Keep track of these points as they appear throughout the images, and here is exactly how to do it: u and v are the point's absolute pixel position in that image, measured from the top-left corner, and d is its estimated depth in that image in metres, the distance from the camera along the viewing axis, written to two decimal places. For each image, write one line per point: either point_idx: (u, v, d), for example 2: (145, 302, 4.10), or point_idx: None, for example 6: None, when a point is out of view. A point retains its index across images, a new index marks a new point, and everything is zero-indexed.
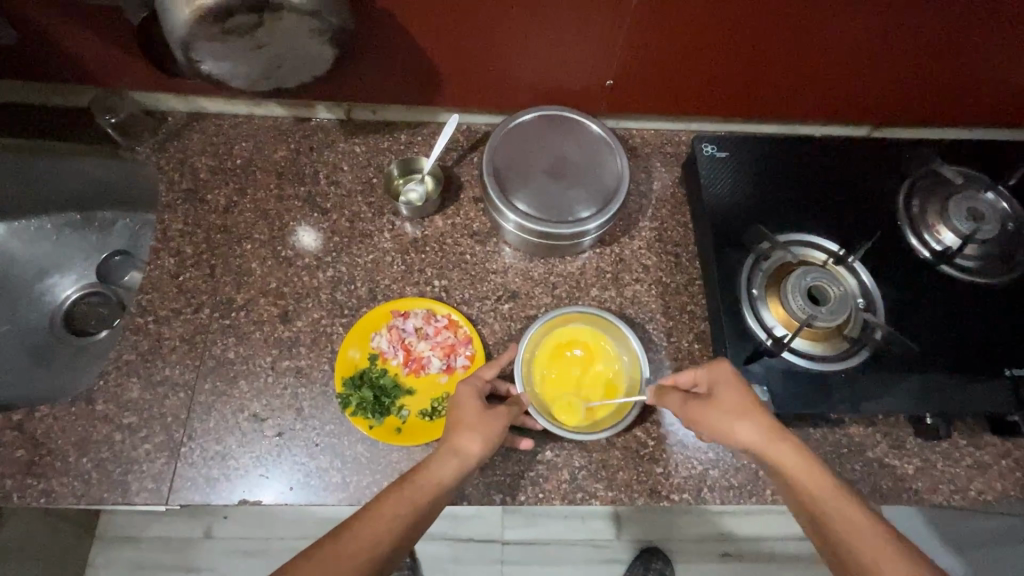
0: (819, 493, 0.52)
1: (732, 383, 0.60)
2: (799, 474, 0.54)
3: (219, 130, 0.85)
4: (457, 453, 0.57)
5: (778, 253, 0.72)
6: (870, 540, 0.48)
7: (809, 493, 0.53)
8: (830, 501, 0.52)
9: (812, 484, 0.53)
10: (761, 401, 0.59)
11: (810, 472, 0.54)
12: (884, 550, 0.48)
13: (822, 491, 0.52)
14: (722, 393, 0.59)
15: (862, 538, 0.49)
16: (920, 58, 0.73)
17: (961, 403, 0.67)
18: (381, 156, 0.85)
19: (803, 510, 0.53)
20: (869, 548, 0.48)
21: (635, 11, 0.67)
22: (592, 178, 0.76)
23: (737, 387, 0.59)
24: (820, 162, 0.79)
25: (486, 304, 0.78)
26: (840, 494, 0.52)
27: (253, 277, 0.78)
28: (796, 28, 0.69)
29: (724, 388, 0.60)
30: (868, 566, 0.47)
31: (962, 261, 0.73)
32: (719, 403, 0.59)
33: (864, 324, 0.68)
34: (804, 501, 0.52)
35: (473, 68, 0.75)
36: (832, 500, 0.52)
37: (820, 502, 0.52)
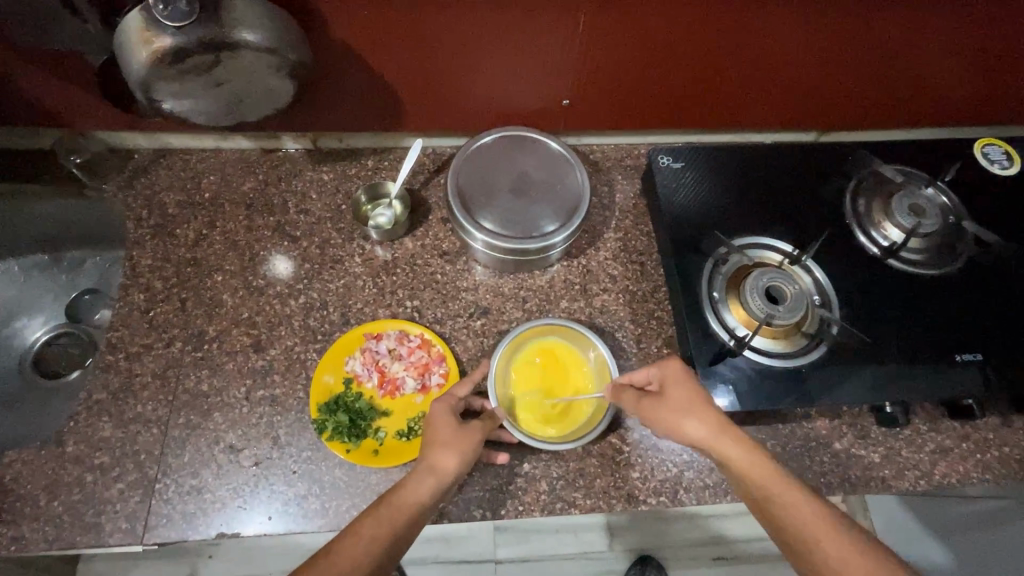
0: (767, 482, 0.54)
1: (683, 381, 0.62)
2: (747, 466, 0.55)
3: (186, 165, 0.86)
4: (432, 471, 0.57)
5: (735, 257, 0.75)
6: (808, 520, 0.52)
7: (758, 483, 0.55)
8: (778, 490, 0.54)
9: (761, 475, 0.55)
10: (710, 397, 0.61)
11: (758, 462, 0.56)
12: (825, 531, 0.51)
13: (770, 480, 0.55)
14: (674, 391, 0.61)
15: (807, 521, 0.52)
16: (854, 67, 0.77)
17: (918, 390, 0.70)
18: (349, 183, 0.87)
19: (750, 497, 0.55)
20: (810, 525, 0.52)
21: (584, 36, 0.70)
22: (554, 194, 0.78)
23: (688, 384, 0.62)
24: (771, 168, 0.82)
25: (458, 322, 0.79)
26: (787, 482, 0.54)
27: (225, 308, 0.78)
28: (736, 46, 0.73)
29: (675, 387, 0.62)
30: (809, 544, 0.51)
31: (908, 255, 0.77)
32: (671, 401, 0.61)
33: (820, 320, 0.71)
34: (752, 491, 0.55)
35: (433, 93, 0.78)
36: (781, 488, 0.54)
37: (768, 492, 0.54)
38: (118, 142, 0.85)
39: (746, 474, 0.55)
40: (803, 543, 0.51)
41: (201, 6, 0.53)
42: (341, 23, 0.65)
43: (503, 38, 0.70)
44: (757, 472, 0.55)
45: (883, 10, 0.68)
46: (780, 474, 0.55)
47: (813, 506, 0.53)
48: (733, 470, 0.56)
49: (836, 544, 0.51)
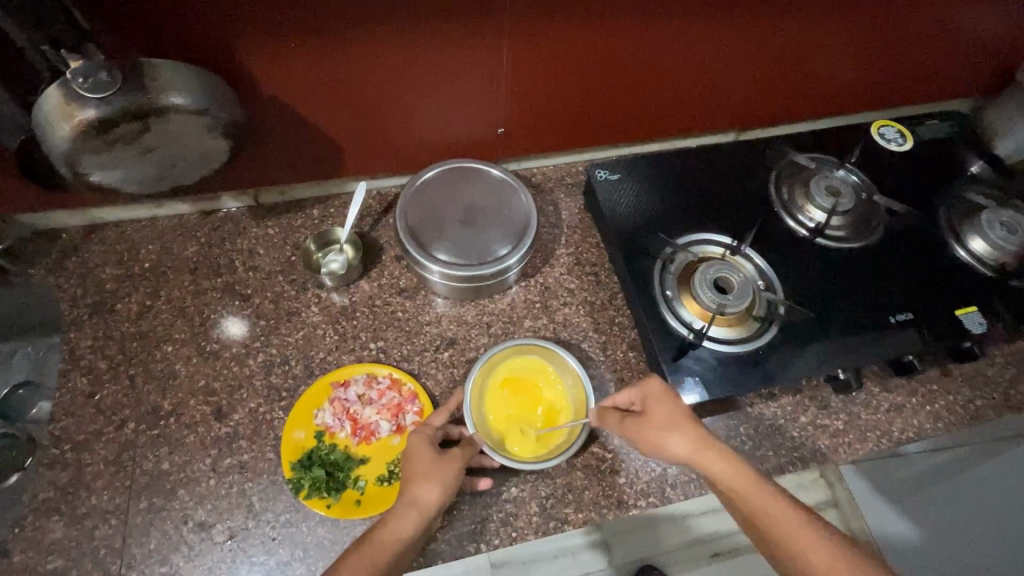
0: (748, 493, 0.53)
1: (663, 398, 0.62)
2: (729, 479, 0.54)
3: (120, 237, 0.83)
4: (415, 505, 0.56)
5: (681, 255, 0.79)
6: (797, 537, 0.50)
7: (740, 495, 0.53)
8: (760, 500, 0.53)
9: (743, 486, 0.54)
10: (691, 410, 0.61)
11: (739, 473, 0.54)
12: (810, 539, 0.50)
13: (752, 490, 0.53)
14: (654, 408, 0.61)
15: (791, 529, 0.51)
16: (757, 71, 0.85)
17: (865, 354, 0.75)
18: (297, 234, 0.86)
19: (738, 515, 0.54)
20: (800, 542, 0.50)
21: (510, 71, 0.74)
22: (501, 219, 0.80)
23: (668, 400, 0.61)
24: (700, 169, 0.88)
25: (426, 356, 0.79)
26: (770, 490, 0.53)
27: (178, 379, 0.75)
28: (650, 65, 0.78)
29: (655, 404, 0.62)
30: (800, 564, 0.49)
31: (834, 232, 0.83)
32: (652, 418, 0.60)
33: (767, 303, 0.76)
34: (737, 507, 0.54)
35: (371, 135, 0.79)
36: (762, 497, 0.53)
37: (754, 510, 0.52)
38: (43, 223, 0.81)
39: (728, 487, 0.54)
40: (790, 553, 0.50)
41: (125, 76, 0.53)
42: (271, 80, 0.66)
43: (433, 79, 0.72)
44: (739, 484, 0.54)
45: (773, 20, 0.76)
46: (761, 483, 0.53)
47: (799, 514, 0.52)
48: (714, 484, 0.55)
49: (823, 551, 0.49)
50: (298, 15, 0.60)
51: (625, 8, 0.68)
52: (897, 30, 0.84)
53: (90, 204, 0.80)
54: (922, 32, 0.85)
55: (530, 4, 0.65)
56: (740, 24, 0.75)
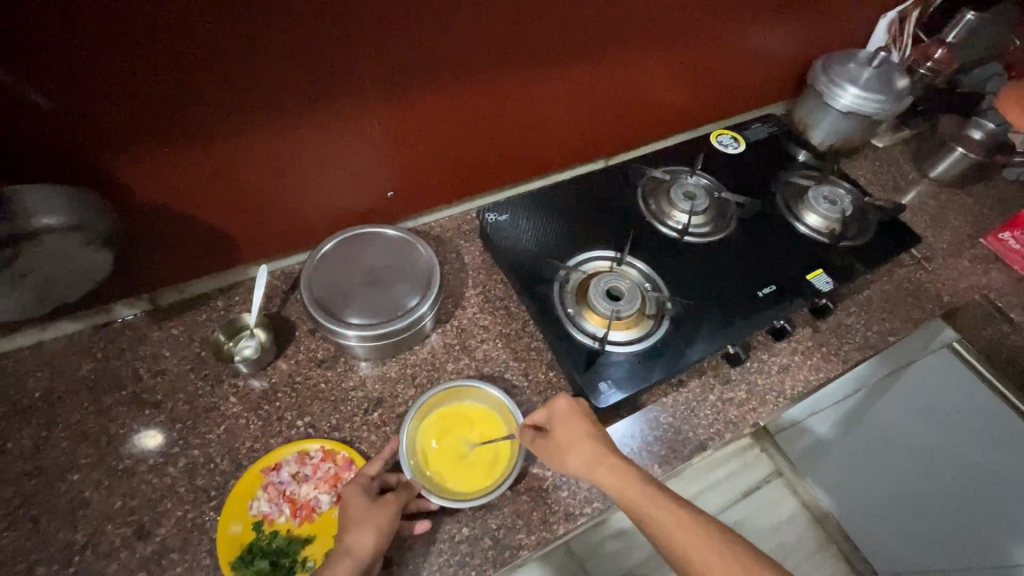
0: (635, 498, 0.60)
1: (567, 416, 0.69)
2: (620, 488, 0.61)
3: (3, 371, 0.78)
4: (349, 553, 0.61)
5: (574, 274, 0.87)
6: (679, 534, 0.56)
7: (628, 501, 0.60)
8: (644, 504, 0.59)
9: (633, 493, 0.60)
10: (593, 424, 0.68)
11: (628, 481, 0.61)
12: (687, 533, 0.56)
13: (638, 496, 0.60)
14: (560, 428, 0.68)
15: (671, 526, 0.57)
16: (604, 106, 0.98)
17: (745, 328, 0.86)
18: (203, 328, 0.85)
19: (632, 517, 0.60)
20: (681, 539, 0.56)
21: (384, 139, 0.80)
22: (405, 274, 0.85)
23: (573, 418, 0.69)
24: (577, 196, 0.98)
25: (356, 421, 0.79)
26: (654, 494, 0.60)
27: (91, 506, 0.70)
28: (510, 115, 0.89)
29: (561, 422, 0.69)
30: (681, 556, 0.56)
31: (698, 229, 0.95)
32: (558, 438, 0.67)
33: (656, 301, 0.86)
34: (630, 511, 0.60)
35: (261, 218, 0.81)
36: (647, 501, 0.59)
37: (644, 512, 0.59)
38: None
39: (620, 495, 0.61)
40: (672, 547, 0.56)
41: None
42: (147, 184, 0.68)
43: (313, 158, 0.77)
44: (630, 491, 0.60)
45: (604, 63, 0.89)
46: (645, 488, 0.60)
47: (681, 515, 0.58)
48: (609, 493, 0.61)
49: (699, 544, 0.55)
50: (166, 121, 0.63)
51: (473, 70, 0.78)
52: (706, 57, 1.00)
53: None
54: (726, 55, 1.03)
55: (387, 80, 0.72)
56: (576, 70, 0.87)
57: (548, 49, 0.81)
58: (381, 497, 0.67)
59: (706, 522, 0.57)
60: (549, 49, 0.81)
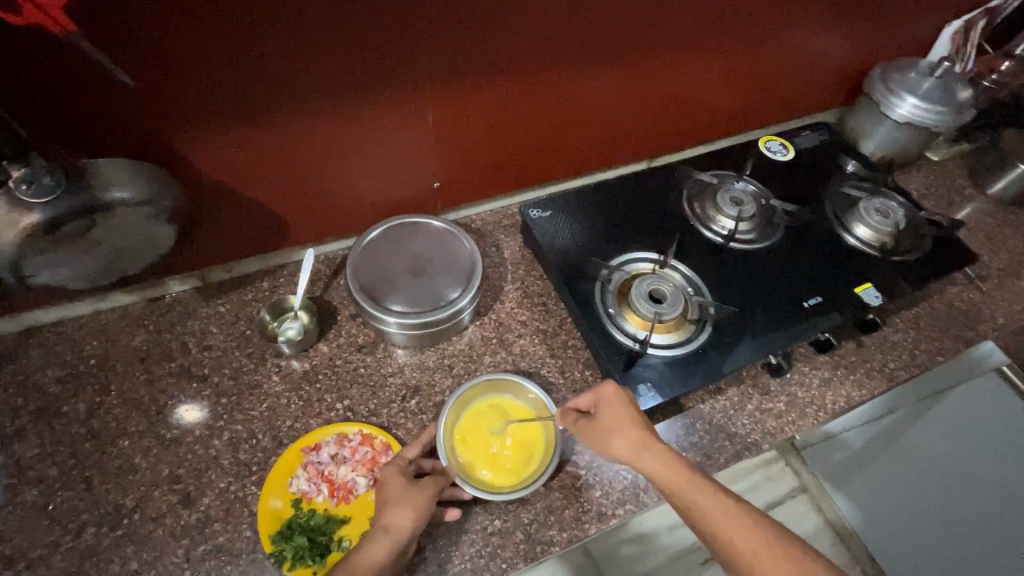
0: (681, 489, 0.59)
1: (614, 402, 0.68)
2: (668, 476, 0.60)
3: (62, 336, 0.81)
4: (387, 532, 0.61)
5: (617, 275, 0.87)
6: (726, 523, 0.56)
7: (673, 490, 0.59)
8: (691, 494, 0.58)
9: (681, 483, 0.59)
10: (640, 413, 0.67)
11: (675, 471, 0.60)
12: (734, 526, 0.56)
13: (686, 486, 0.59)
14: (607, 413, 0.67)
15: (718, 515, 0.57)
16: (655, 106, 0.97)
17: (788, 338, 0.84)
18: (249, 307, 0.87)
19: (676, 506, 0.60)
20: (728, 528, 0.56)
21: (437, 131, 0.81)
22: (448, 265, 0.85)
23: (620, 404, 0.67)
24: (621, 196, 0.98)
25: (394, 407, 0.80)
26: (702, 485, 0.59)
27: (140, 472, 0.72)
28: (561, 112, 0.88)
29: (608, 408, 0.68)
30: (727, 544, 0.55)
31: (743, 236, 0.94)
32: (605, 423, 0.67)
33: (699, 306, 0.85)
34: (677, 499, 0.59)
35: (312, 203, 0.83)
36: (694, 492, 0.58)
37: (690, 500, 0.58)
38: None
39: (667, 484, 0.60)
40: (718, 539, 0.56)
41: (69, 178, 0.55)
42: (211, 165, 0.70)
43: (368, 147, 0.78)
44: (677, 482, 0.59)
45: (660, 63, 0.88)
46: (693, 479, 0.59)
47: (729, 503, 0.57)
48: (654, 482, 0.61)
49: (746, 534, 0.55)
50: (235, 103, 0.64)
51: (530, 67, 0.78)
52: (763, 62, 0.99)
53: (27, 307, 0.78)
54: (782, 60, 1.01)
55: (447, 73, 0.73)
56: (631, 70, 0.87)
57: (606, 48, 0.81)
58: (417, 480, 0.68)
59: (756, 517, 0.56)
60: (607, 49, 0.81)
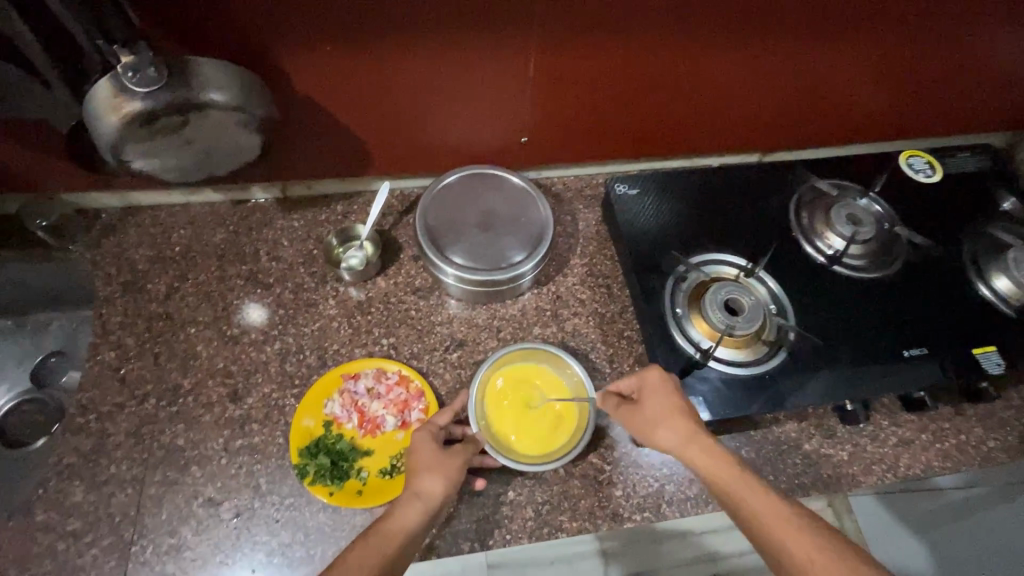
0: (733, 486, 0.55)
1: (658, 389, 0.64)
2: (715, 472, 0.57)
3: (155, 220, 0.87)
4: (421, 496, 0.60)
5: (694, 274, 0.80)
6: (778, 528, 0.52)
7: (721, 485, 0.56)
8: (742, 493, 0.55)
9: (729, 480, 0.56)
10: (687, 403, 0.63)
11: (724, 467, 0.57)
12: (791, 532, 0.51)
13: (737, 485, 0.55)
14: (648, 400, 0.64)
15: (769, 519, 0.52)
16: (786, 93, 0.85)
17: (875, 385, 0.74)
18: (320, 228, 0.89)
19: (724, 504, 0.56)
20: (779, 533, 0.51)
21: (537, 83, 0.76)
22: (519, 227, 0.82)
23: (663, 392, 0.64)
24: (719, 189, 0.89)
25: (435, 355, 0.81)
26: (754, 486, 0.55)
27: (199, 359, 0.78)
28: (676, 83, 0.80)
29: (651, 395, 0.64)
30: (777, 550, 0.51)
31: (852, 261, 0.82)
32: (646, 411, 0.63)
33: (778, 328, 0.76)
34: (723, 496, 0.56)
35: (396, 136, 0.82)
36: (745, 489, 0.55)
37: (739, 500, 0.54)
38: (83, 202, 0.85)
39: (714, 479, 0.56)
40: (769, 543, 0.52)
41: (171, 73, 0.56)
42: (307, 81, 0.70)
43: (463, 89, 0.75)
44: (726, 477, 0.56)
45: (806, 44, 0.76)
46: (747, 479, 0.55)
47: (781, 508, 0.53)
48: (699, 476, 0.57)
49: (799, 542, 0.51)
50: (340, 20, 0.62)
51: (654, 26, 0.70)
52: (933, 62, 0.83)
53: (130, 187, 0.84)
54: (959, 64, 0.84)
55: (563, 19, 0.67)
56: (768, 47, 0.76)
57: (746, 19, 0.71)
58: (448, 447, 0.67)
59: (811, 524, 0.52)
60: (747, 19, 0.71)
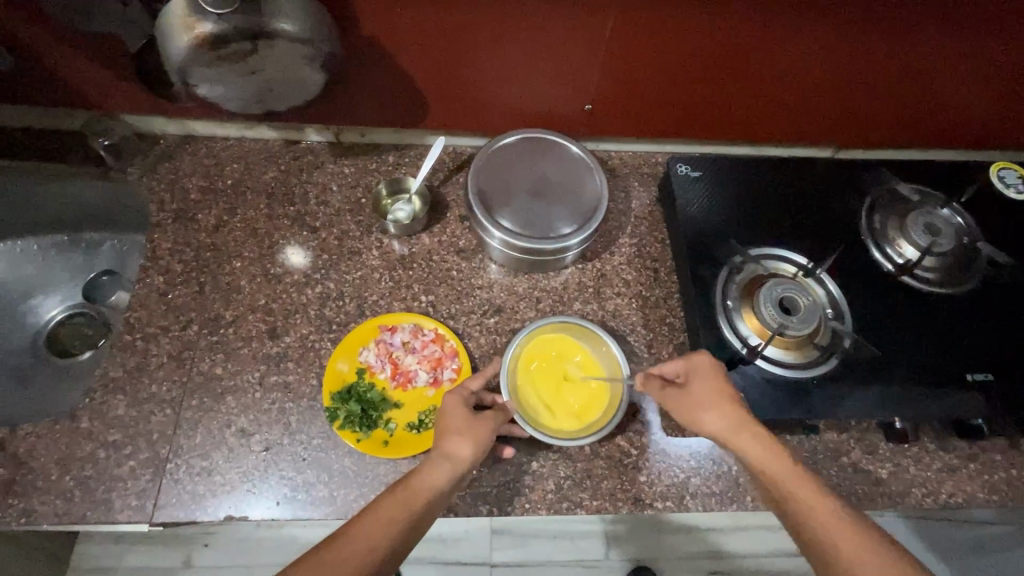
0: (783, 476, 0.55)
1: (706, 373, 0.63)
2: (762, 460, 0.56)
3: (210, 152, 0.88)
4: (450, 458, 0.60)
5: (750, 266, 0.76)
6: (826, 521, 0.51)
7: (767, 474, 0.55)
8: (790, 482, 0.54)
9: (776, 469, 0.55)
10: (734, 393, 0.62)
11: (774, 456, 0.56)
12: (839, 527, 0.50)
13: (786, 474, 0.55)
14: (696, 383, 0.63)
15: (817, 511, 0.51)
16: (875, 84, 0.79)
17: (922, 404, 0.71)
18: (369, 177, 0.88)
19: (769, 494, 0.55)
20: (828, 527, 0.50)
21: (611, 46, 0.73)
22: (572, 197, 0.79)
23: (711, 377, 0.63)
24: (785, 182, 0.84)
25: (472, 318, 0.80)
26: (803, 477, 0.54)
27: (242, 294, 0.79)
28: (758, 61, 0.75)
29: (698, 379, 0.63)
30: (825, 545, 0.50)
31: (922, 273, 0.78)
32: (694, 393, 0.63)
33: (832, 333, 0.72)
34: (768, 485, 0.55)
35: (457, 91, 0.79)
36: (792, 479, 0.54)
37: (785, 489, 0.54)
38: (144, 126, 0.86)
39: (760, 466, 0.56)
40: (812, 534, 0.51)
41: None
42: (376, 21, 0.67)
43: (533, 47, 0.72)
44: (773, 465, 0.56)
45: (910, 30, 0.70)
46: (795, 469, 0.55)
47: (829, 503, 0.52)
48: (748, 460, 0.57)
49: (849, 537, 0.49)
50: None
51: None
52: None
53: (190, 116, 0.85)
54: None
55: None
56: (866, 30, 0.70)
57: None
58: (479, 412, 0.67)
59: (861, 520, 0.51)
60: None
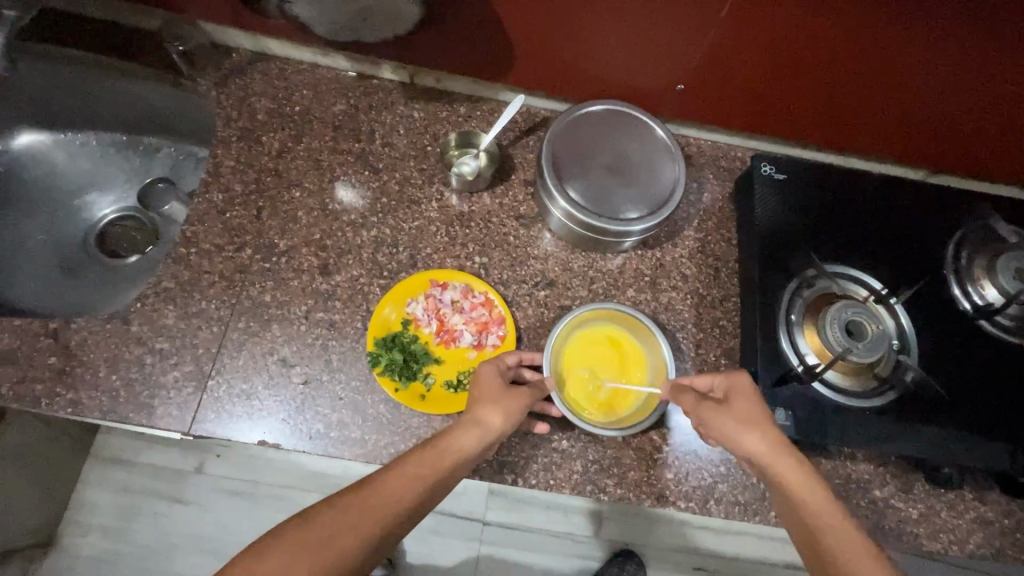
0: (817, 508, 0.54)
1: (749, 395, 0.62)
2: (797, 487, 0.55)
3: (282, 73, 0.85)
4: (480, 425, 0.60)
5: (822, 283, 0.73)
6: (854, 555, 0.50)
7: (806, 504, 0.54)
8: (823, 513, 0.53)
9: (810, 497, 0.55)
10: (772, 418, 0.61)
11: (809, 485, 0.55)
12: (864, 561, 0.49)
13: (820, 504, 0.54)
14: (737, 401, 0.62)
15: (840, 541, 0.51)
16: (986, 118, 0.74)
17: (971, 451, 0.69)
18: (439, 125, 0.85)
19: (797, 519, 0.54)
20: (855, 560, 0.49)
21: (714, 36, 0.69)
22: (646, 180, 0.75)
23: (754, 400, 0.62)
24: (870, 200, 0.80)
25: (522, 288, 0.78)
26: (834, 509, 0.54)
27: (298, 225, 0.78)
28: (866, 72, 0.70)
29: (740, 398, 0.62)
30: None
31: (1001, 319, 0.74)
32: (732, 411, 0.61)
33: (896, 365, 0.69)
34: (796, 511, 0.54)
35: (548, 52, 0.76)
36: (825, 510, 0.54)
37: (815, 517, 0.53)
38: (220, 37, 0.84)
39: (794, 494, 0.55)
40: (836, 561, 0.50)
41: None
42: None
43: (634, 22, 0.69)
44: (804, 490, 0.55)
45: None
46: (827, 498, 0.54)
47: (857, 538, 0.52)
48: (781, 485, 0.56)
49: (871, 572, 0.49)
50: None
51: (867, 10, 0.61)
52: None
53: (267, 33, 0.82)
54: None
55: None
56: (991, 65, 0.65)
57: (982, 28, 0.61)
58: (514, 386, 0.67)
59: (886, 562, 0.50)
60: (983, 29, 0.61)
